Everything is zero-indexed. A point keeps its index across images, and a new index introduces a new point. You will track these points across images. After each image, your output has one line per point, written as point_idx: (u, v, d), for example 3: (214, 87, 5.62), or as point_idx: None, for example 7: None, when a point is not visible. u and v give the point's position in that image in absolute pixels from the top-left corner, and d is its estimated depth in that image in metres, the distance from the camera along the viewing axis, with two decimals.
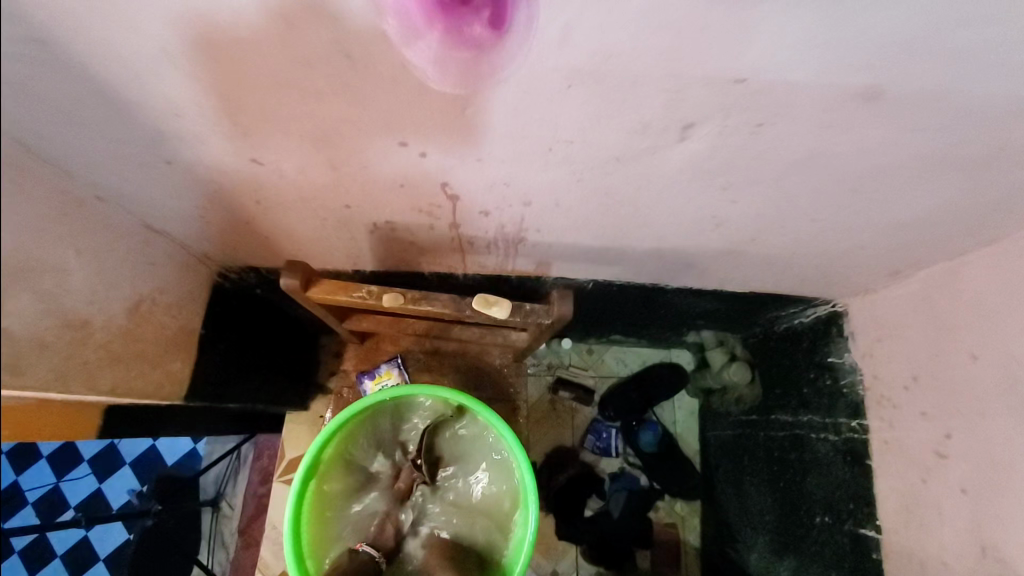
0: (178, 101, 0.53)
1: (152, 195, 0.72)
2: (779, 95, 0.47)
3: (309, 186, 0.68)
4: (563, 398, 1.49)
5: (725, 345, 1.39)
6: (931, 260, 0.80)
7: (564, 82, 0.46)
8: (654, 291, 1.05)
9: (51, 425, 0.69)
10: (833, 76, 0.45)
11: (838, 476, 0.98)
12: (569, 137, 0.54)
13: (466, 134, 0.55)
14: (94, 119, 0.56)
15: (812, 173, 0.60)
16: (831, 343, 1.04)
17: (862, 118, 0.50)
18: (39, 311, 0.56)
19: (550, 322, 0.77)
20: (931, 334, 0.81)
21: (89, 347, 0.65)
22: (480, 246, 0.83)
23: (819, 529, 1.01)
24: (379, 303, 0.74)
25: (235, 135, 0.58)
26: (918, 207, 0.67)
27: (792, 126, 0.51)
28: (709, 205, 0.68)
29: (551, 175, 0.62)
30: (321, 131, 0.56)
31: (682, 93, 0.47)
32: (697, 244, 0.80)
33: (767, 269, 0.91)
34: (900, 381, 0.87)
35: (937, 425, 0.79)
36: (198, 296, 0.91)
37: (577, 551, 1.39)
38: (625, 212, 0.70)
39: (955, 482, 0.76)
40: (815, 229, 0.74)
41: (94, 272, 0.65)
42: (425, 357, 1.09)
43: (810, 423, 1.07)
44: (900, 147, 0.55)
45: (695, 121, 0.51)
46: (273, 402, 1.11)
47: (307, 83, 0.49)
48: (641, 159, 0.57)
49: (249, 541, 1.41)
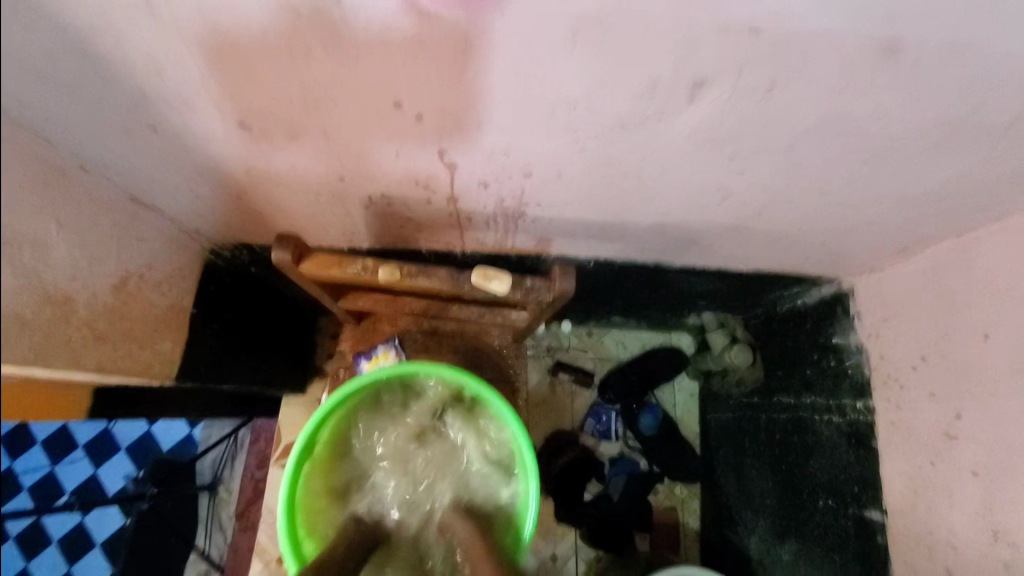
0: (160, 58, 0.50)
1: (138, 166, 0.69)
2: (795, 51, 0.44)
3: (300, 155, 0.65)
4: (563, 381, 1.47)
5: (725, 327, 1.35)
6: (942, 236, 0.78)
7: (569, 34, 0.43)
8: (656, 271, 1.03)
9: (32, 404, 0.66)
10: (856, 28, 0.42)
11: (842, 458, 0.97)
12: (573, 100, 0.52)
13: (464, 97, 0.52)
14: (73, 81, 0.53)
15: (826, 140, 0.57)
16: (835, 323, 1.02)
17: (881, 78, 0.47)
18: (21, 285, 0.53)
19: (551, 299, 0.74)
20: (941, 312, 0.79)
21: (73, 324, 0.63)
22: (478, 222, 0.81)
23: (822, 513, 1.00)
24: (375, 278, 0.72)
25: (222, 98, 0.55)
26: (934, 178, 0.64)
27: (807, 87, 0.49)
28: (717, 176, 0.65)
29: (553, 142, 0.59)
30: (311, 93, 0.54)
31: (694, 47, 0.44)
32: (702, 220, 0.78)
33: (772, 247, 0.88)
34: (909, 361, 0.84)
35: (947, 405, 0.77)
36: (189, 274, 0.88)
37: (576, 534, 1.36)
38: (630, 183, 0.67)
39: (966, 464, 0.74)
40: (824, 203, 0.72)
41: (77, 246, 0.63)
42: (422, 338, 1.07)
43: (813, 404, 1.06)
44: (921, 111, 0.52)
45: (707, 80, 0.48)
46: (268, 384, 1.08)
47: (296, 36, 0.46)
48: (648, 124, 0.55)
49: (247, 524, 1.39)
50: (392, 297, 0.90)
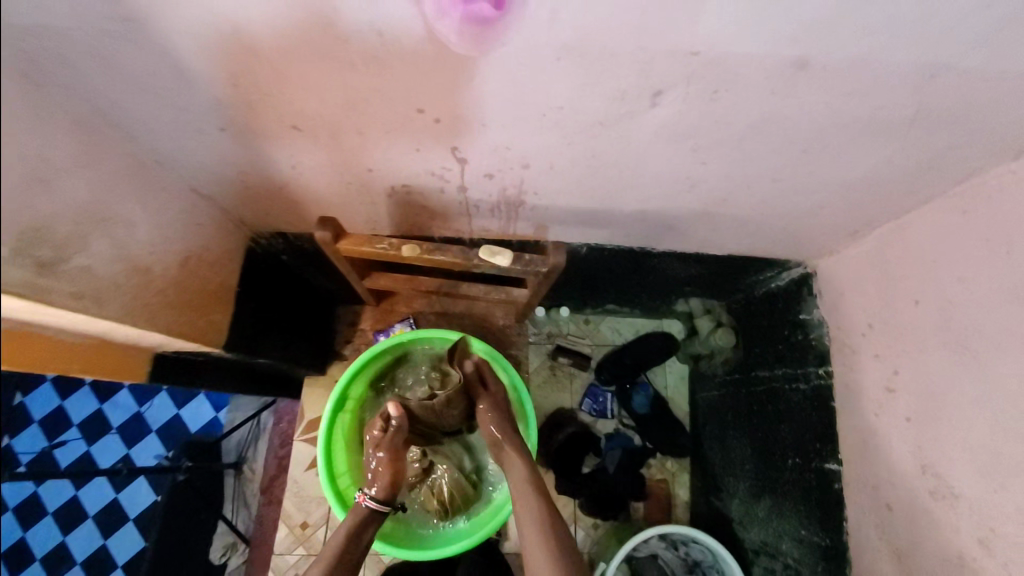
0: (232, 72, 0.64)
1: (199, 160, 0.82)
2: (726, 66, 0.57)
3: (336, 151, 0.79)
4: (562, 363, 1.60)
5: (712, 313, 1.49)
6: (882, 220, 0.90)
7: (554, 56, 0.57)
8: (643, 257, 1.16)
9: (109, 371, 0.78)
10: (770, 49, 0.55)
11: (806, 420, 1.10)
12: (559, 105, 0.65)
13: (472, 103, 0.66)
14: (164, 90, 0.67)
15: (767, 136, 0.70)
16: (802, 302, 1.15)
17: (800, 85, 0.60)
18: (111, 256, 0.68)
19: (546, 271, 0.87)
20: (883, 285, 0.91)
21: (151, 290, 0.76)
22: (484, 210, 0.94)
23: (791, 470, 1.12)
24: (399, 254, 0.86)
25: (278, 105, 0.69)
26: (862, 167, 0.77)
27: (743, 93, 0.62)
28: (683, 167, 0.78)
29: (545, 139, 0.72)
30: (351, 100, 0.67)
31: (650, 64, 0.57)
32: (677, 207, 0.91)
33: (742, 231, 1.01)
34: (859, 328, 0.97)
35: (887, 363, 0.90)
36: (235, 257, 1.02)
37: (575, 504, 1.49)
38: (611, 174, 0.81)
39: (902, 412, 0.87)
40: (778, 190, 0.85)
41: (152, 225, 0.76)
42: (435, 319, 1.22)
43: (784, 375, 1.18)
44: (837, 110, 0.65)
45: (663, 89, 0.61)
46: (295, 362, 1.22)
47: (345, 58, 0.60)
48: (621, 123, 0.68)
49: (271, 499, 1.51)
50: (410, 277, 1.03)
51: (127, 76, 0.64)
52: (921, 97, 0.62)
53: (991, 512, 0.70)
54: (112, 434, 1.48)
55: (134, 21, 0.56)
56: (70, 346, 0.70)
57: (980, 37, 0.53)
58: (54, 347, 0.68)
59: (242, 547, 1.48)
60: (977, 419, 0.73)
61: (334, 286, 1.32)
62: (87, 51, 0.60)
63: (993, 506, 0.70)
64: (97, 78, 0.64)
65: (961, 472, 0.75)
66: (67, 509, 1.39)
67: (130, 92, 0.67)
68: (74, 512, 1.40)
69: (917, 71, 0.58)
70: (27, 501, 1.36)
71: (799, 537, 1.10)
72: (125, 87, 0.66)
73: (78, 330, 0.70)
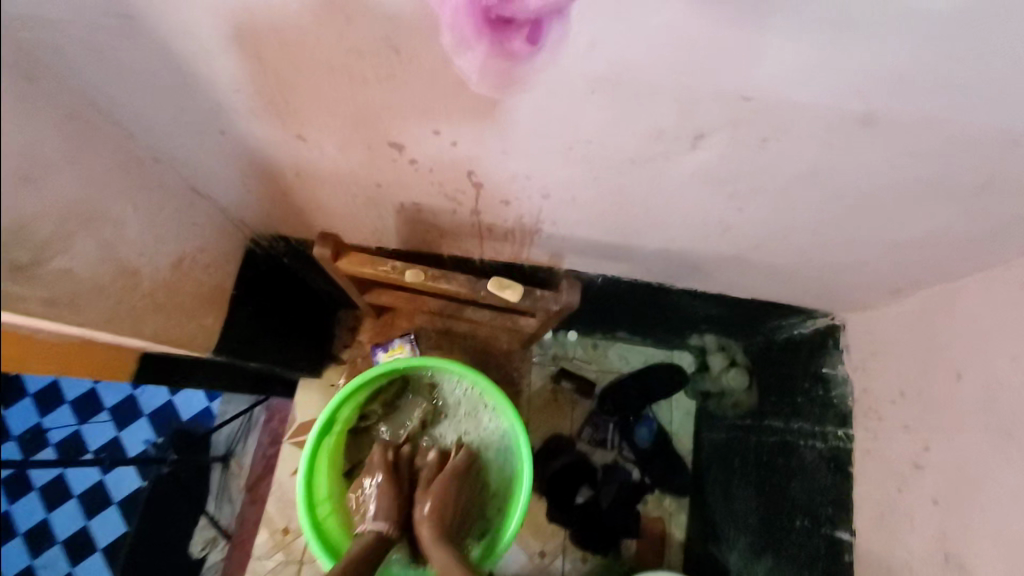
0: (238, 78, 0.59)
1: (200, 160, 0.78)
2: (782, 114, 0.51)
3: (347, 163, 0.74)
4: (564, 388, 1.54)
5: (726, 351, 1.42)
6: (929, 281, 0.83)
7: (588, 88, 0.51)
8: (661, 291, 1.10)
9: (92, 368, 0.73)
10: (833, 101, 0.49)
11: (820, 482, 1.03)
12: (588, 138, 0.59)
13: (491, 128, 0.60)
14: (165, 88, 0.62)
15: (814, 187, 0.64)
16: (826, 355, 1.08)
17: (862, 140, 0.54)
18: (97, 258, 0.63)
19: (558, 309, 0.82)
20: (922, 353, 0.84)
21: (138, 293, 0.71)
22: (498, 234, 0.88)
23: (798, 532, 1.06)
24: (401, 278, 0.81)
25: (285, 112, 0.64)
26: (916, 228, 0.71)
27: (797, 142, 0.55)
28: (718, 211, 0.72)
29: (570, 171, 0.67)
30: (363, 112, 0.61)
31: (695, 106, 0.51)
32: (703, 249, 0.84)
33: (769, 279, 0.95)
34: (889, 395, 0.91)
35: (916, 437, 0.84)
36: (233, 259, 0.97)
37: (565, 535, 1.43)
38: (636, 211, 0.74)
39: (928, 492, 0.80)
40: (817, 242, 0.79)
41: (146, 225, 0.72)
42: (436, 336, 1.16)
43: (799, 430, 1.11)
44: (895, 169, 0.59)
45: (707, 131, 0.55)
46: (289, 366, 1.16)
47: (358, 71, 0.55)
48: (654, 162, 0.62)
49: (255, 497, 1.45)
50: (413, 295, 0.98)
51: (125, 71, 0.60)
52: (996, 162, 0.55)
53: None
54: (103, 413, 1.49)
55: (131, 18, 0.51)
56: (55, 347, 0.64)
57: None
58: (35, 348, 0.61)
59: (223, 543, 1.42)
60: (1016, 517, 0.66)
61: (335, 290, 1.27)
62: (84, 43, 0.56)
63: None
64: (94, 71, 0.60)
65: (991, 568, 0.69)
66: (53, 486, 1.45)
67: (129, 87, 0.62)
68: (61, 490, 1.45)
69: (998, 136, 0.51)
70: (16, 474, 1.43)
71: None
72: (119, 81, 0.62)
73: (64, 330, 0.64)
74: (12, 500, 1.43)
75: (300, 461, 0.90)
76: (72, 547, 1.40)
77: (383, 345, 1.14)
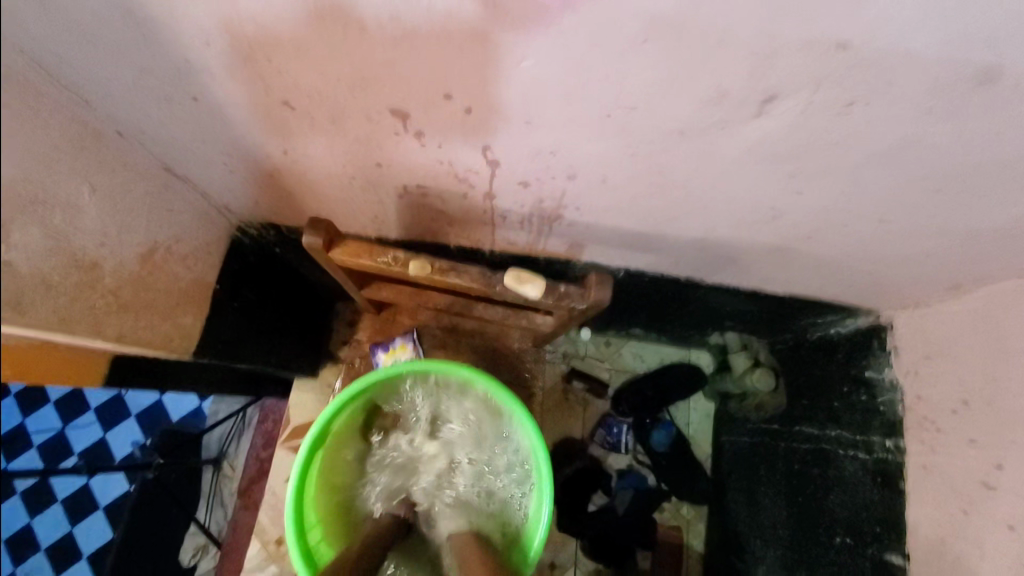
0: (209, 30, 0.49)
1: (173, 134, 0.68)
2: (882, 70, 0.42)
3: (341, 138, 0.64)
4: (576, 389, 1.43)
5: (749, 349, 1.31)
6: (1001, 277, 0.73)
7: (640, 34, 0.41)
8: (688, 287, 1.00)
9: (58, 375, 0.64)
10: (951, 52, 0.39)
11: (864, 497, 0.94)
12: (632, 103, 0.49)
13: (514, 91, 0.50)
14: (123, 45, 0.52)
15: (895, 165, 0.54)
16: (870, 357, 0.98)
17: (970, 106, 0.45)
18: (45, 249, 0.54)
19: (584, 307, 0.72)
20: (991, 358, 0.75)
21: (98, 292, 0.61)
22: (513, 222, 0.79)
23: (838, 550, 0.96)
24: (405, 271, 0.71)
25: (268, 74, 0.54)
26: (1003, 217, 0.61)
27: (889, 108, 0.46)
28: (772, 195, 0.62)
29: (604, 145, 0.57)
30: (360, 72, 0.51)
31: (775, 58, 0.41)
32: (747, 238, 0.74)
33: (813, 273, 0.85)
34: (949, 404, 0.81)
35: (987, 454, 0.74)
36: (216, 250, 0.87)
37: (576, 545, 1.34)
38: (677, 195, 0.65)
39: (1003, 517, 0.71)
40: (879, 232, 0.69)
41: (107, 211, 0.62)
42: (441, 334, 1.07)
43: (838, 438, 1.01)
44: (1000, 144, 0.49)
45: (781, 93, 0.45)
46: (283, 366, 1.07)
47: (353, 17, 0.44)
48: (707, 135, 0.52)
49: (249, 503, 1.32)
50: (417, 289, 0.89)
51: (72, 24, 0.50)
52: None
53: None
54: (89, 415, 1.49)
55: None
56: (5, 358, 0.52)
57: None
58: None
59: (213, 550, 1.31)
60: None
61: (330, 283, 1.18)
62: None
63: None
64: (35, 23, 0.50)
65: None
66: (36, 491, 1.46)
67: (82, 45, 0.53)
68: (46, 493, 1.46)
69: None
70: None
71: None
72: (67, 37, 0.52)
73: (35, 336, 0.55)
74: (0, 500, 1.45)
75: (288, 482, 0.80)
76: (56, 553, 1.39)
77: (383, 344, 1.05)
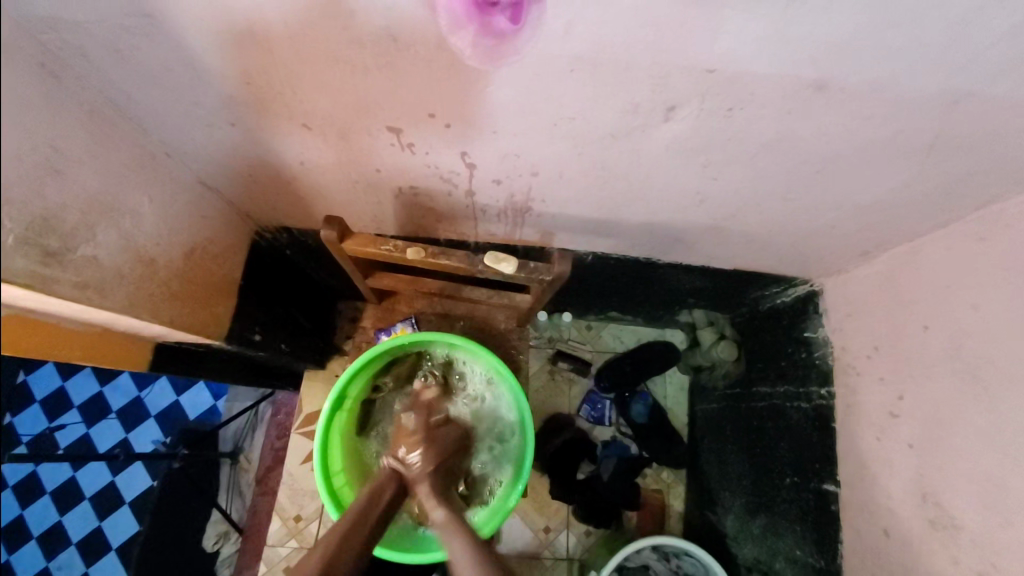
0: (246, 72, 0.64)
1: (207, 152, 0.82)
2: (744, 85, 0.58)
3: (346, 151, 0.79)
4: (562, 369, 1.58)
5: (715, 325, 1.45)
6: (894, 243, 0.89)
7: (568, 67, 0.56)
8: (648, 267, 1.15)
9: (114, 357, 0.77)
10: (786, 71, 0.55)
11: (807, 440, 1.08)
12: (572, 115, 0.65)
13: (484, 109, 0.65)
14: (175, 82, 0.67)
15: (781, 154, 0.70)
16: (807, 320, 1.14)
17: (818, 107, 0.61)
18: (120, 247, 0.68)
19: (551, 279, 0.87)
20: (892, 308, 0.90)
21: (157, 282, 0.76)
22: (491, 214, 0.93)
23: (789, 488, 1.11)
24: (404, 256, 0.86)
25: (290, 104, 0.69)
26: (876, 189, 0.77)
27: (759, 111, 0.62)
28: (695, 181, 0.77)
29: (556, 147, 0.72)
30: (362, 102, 0.67)
31: (665, 79, 0.57)
32: (685, 219, 0.90)
33: (749, 247, 1.00)
34: (865, 350, 0.96)
35: (891, 388, 0.89)
36: (239, 251, 1.01)
37: (569, 511, 1.46)
38: (620, 185, 0.80)
39: (904, 438, 0.86)
40: (790, 208, 0.84)
41: (160, 217, 0.77)
42: (437, 319, 1.22)
43: (787, 393, 1.16)
44: (853, 133, 0.65)
45: (678, 104, 0.61)
46: (297, 357, 1.21)
47: (359, 60, 0.59)
48: (633, 136, 0.68)
49: (266, 489, 1.46)
50: (413, 277, 1.04)
51: (141, 70, 0.65)
52: (944, 121, 0.61)
53: (989, 543, 0.69)
54: (111, 417, 1.56)
55: (152, 18, 0.56)
56: (59, 331, 0.67)
57: (1004, 67, 0.52)
58: (42, 332, 0.64)
59: (235, 536, 1.44)
60: (981, 453, 0.72)
61: (336, 280, 1.32)
62: (105, 45, 0.60)
63: (995, 542, 0.69)
64: (111, 69, 0.65)
65: (962, 501, 0.74)
66: (66, 490, 1.49)
67: (144, 85, 0.67)
68: (72, 493, 1.49)
69: (938, 96, 0.58)
70: (26, 480, 1.47)
71: (793, 557, 1.09)
72: (134, 80, 0.67)
73: (79, 318, 0.68)
74: (24, 505, 1.46)
75: (315, 440, 0.97)
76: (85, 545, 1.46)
77: (386, 329, 1.25)
